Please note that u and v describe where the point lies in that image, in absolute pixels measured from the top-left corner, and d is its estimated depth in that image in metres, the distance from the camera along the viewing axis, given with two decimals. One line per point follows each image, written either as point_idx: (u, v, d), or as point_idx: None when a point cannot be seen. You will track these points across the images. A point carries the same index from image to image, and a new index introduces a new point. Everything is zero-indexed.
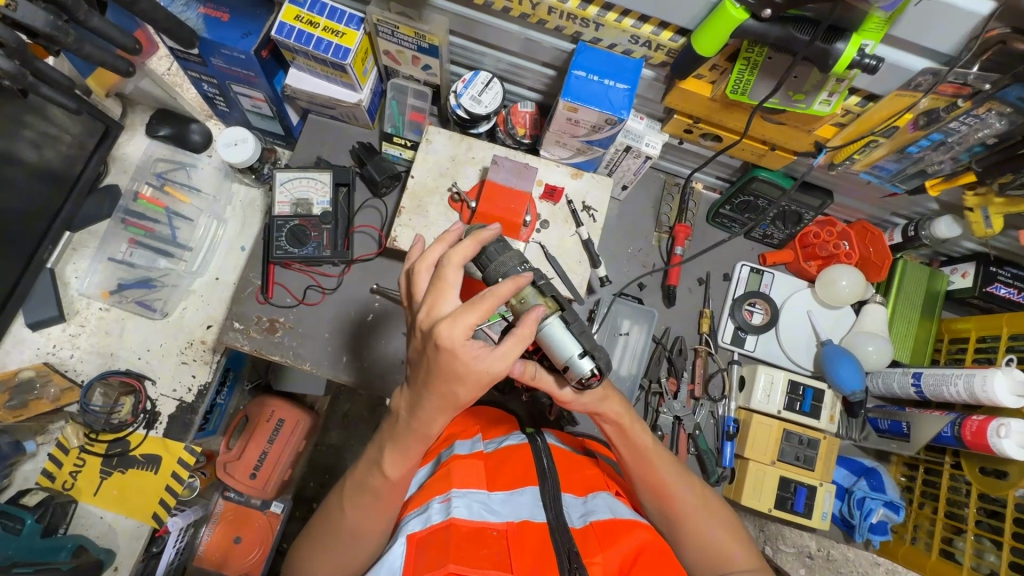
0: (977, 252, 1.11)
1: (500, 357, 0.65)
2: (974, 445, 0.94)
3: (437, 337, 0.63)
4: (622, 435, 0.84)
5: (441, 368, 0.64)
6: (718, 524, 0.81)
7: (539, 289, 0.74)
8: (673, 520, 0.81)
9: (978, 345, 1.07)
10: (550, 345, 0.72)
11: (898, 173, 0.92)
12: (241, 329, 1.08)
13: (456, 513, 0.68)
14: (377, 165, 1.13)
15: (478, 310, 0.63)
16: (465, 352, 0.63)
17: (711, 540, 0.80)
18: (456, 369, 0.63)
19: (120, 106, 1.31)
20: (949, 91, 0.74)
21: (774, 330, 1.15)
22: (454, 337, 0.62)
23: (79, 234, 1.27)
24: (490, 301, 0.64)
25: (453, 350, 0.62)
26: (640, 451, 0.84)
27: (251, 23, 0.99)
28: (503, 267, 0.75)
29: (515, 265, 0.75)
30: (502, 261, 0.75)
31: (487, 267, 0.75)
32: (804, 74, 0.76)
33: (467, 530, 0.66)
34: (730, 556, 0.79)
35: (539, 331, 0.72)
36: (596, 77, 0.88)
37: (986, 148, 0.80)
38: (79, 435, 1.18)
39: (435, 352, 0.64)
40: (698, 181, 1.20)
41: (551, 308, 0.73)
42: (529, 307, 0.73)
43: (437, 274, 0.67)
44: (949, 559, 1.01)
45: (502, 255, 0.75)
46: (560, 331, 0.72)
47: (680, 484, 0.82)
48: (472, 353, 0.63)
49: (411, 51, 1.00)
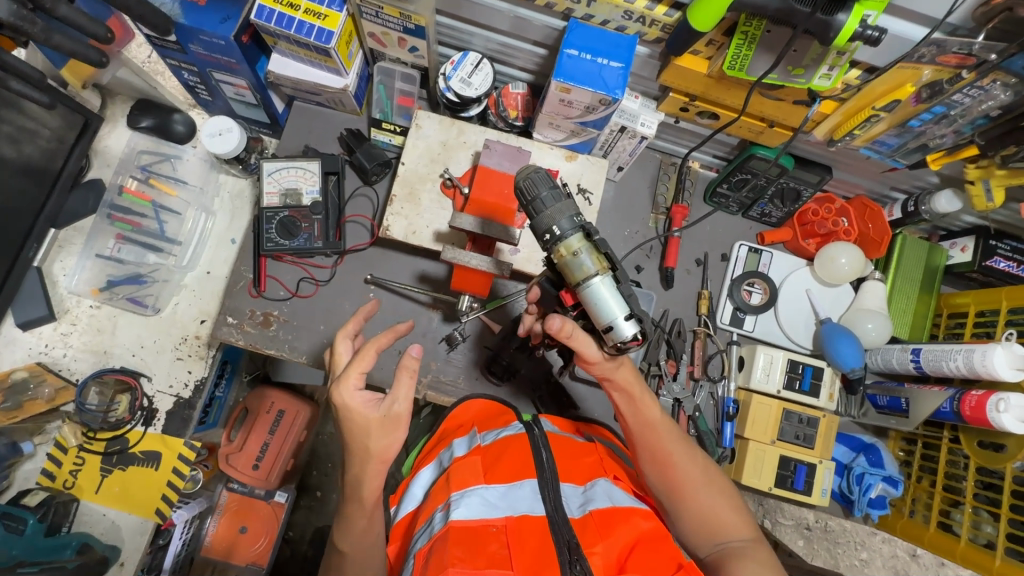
0: (977, 226, 1.10)
1: (391, 401, 0.76)
2: (973, 419, 0.94)
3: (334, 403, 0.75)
4: (631, 402, 0.83)
5: (346, 424, 0.75)
6: (720, 497, 0.80)
7: (594, 243, 0.71)
8: (672, 493, 0.80)
9: (977, 320, 1.07)
10: (594, 306, 0.71)
11: (899, 147, 0.89)
12: (234, 324, 1.06)
13: (456, 516, 0.67)
14: (366, 152, 1.10)
15: (357, 368, 0.75)
16: (364, 410, 0.74)
17: (711, 512, 0.78)
18: (360, 424, 0.74)
19: (100, 98, 1.27)
20: (953, 62, 0.72)
21: (773, 309, 1.14)
22: (345, 399, 0.74)
23: (64, 231, 1.24)
24: (370, 351, 0.77)
25: (351, 409, 0.74)
26: (648, 422, 0.82)
27: (229, 7, 0.95)
28: (558, 217, 0.69)
29: (568, 215, 0.70)
30: (556, 211, 0.70)
31: (541, 212, 0.70)
32: (805, 48, 0.74)
33: (467, 530, 0.66)
34: (729, 528, 0.78)
35: (583, 288, 0.70)
36: (589, 55, 0.85)
37: (990, 121, 0.78)
38: (78, 434, 1.17)
39: (339, 412, 0.75)
40: (695, 160, 1.18)
41: (602, 267, 0.70)
42: (580, 261, 0.70)
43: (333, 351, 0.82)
44: (947, 531, 1.02)
45: (555, 205, 0.70)
46: (607, 293, 0.70)
47: (684, 458, 0.80)
48: (360, 402, 0.74)
49: (397, 32, 0.96)
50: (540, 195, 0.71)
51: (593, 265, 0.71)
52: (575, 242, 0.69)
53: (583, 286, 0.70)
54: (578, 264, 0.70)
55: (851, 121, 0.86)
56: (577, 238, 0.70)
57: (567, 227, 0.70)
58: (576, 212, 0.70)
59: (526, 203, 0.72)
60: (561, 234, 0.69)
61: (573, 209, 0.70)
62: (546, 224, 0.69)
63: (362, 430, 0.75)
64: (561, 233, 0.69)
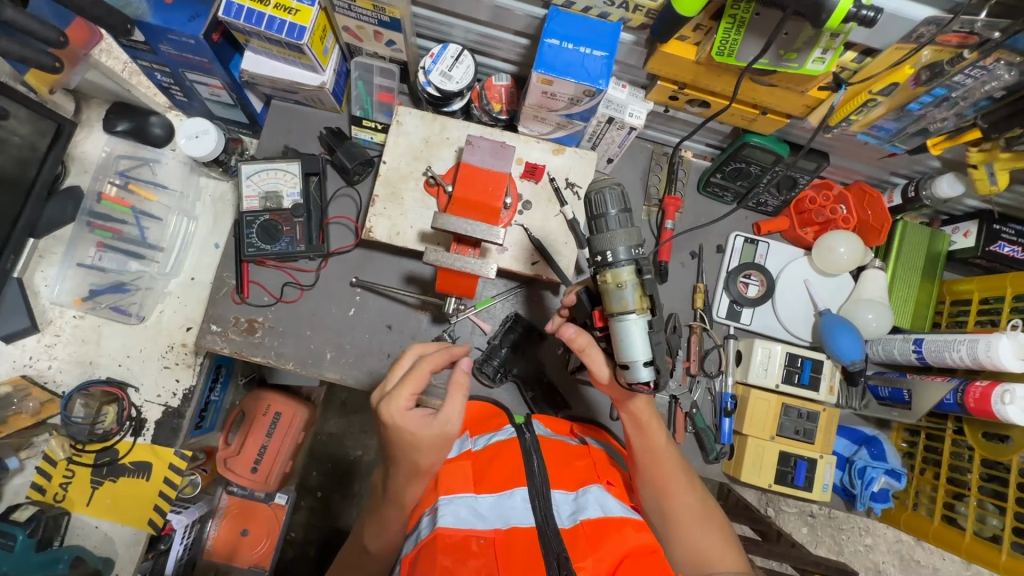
0: (980, 210, 1.06)
1: (444, 419, 0.71)
2: (978, 411, 0.92)
3: (381, 415, 0.72)
4: (637, 428, 0.83)
5: (395, 441, 0.71)
6: (713, 528, 0.78)
7: (644, 282, 0.70)
8: (667, 518, 0.79)
9: (981, 307, 1.04)
10: (623, 340, 0.72)
11: (898, 132, 0.86)
12: (218, 332, 1.04)
13: (444, 523, 0.65)
14: (346, 151, 1.07)
15: (412, 382, 0.73)
16: (412, 425, 0.70)
17: (703, 540, 0.76)
18: (407, 439, 0.70)
19: (73, 102, 1.24)
20: (953, 41, 0.68)
21: (771, 301, 1.11)
22: (393, 411, 0.71)
23: (43, 241, 1.21)
24: (423, 371, 0.74)
25: (398, 424, 0.70)
26: (652, 449, 0.83)
27: (197, 4, 0.91)
28: (617, 243, 0.69)
29: (624, 246, 0.70)
30: (615, 236, 0.69)
31: (601, 232, 0.70)
32: (796, 30, 0.70)
33: (453, 539, 0.64)
34: (719, 558, 0.75)
35: (615, 320, 0.72)
36: (571, 45, 0.81)
37: (993, 102, 0.75)
38: (66, 447, 1.16)
39: (389, 428, 0.71)
40: (688, 149, 1.14)
41: (641, 307, 0.71)
42: (622, 295, 0.70)
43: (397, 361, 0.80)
44: (951, 524, 1.00)
45: (619, 229, 0.70)
46: (638, 332, 0.71)
47: (682, 488, 0.80)
48: (411, 416, 0.71)
49: (373, 25, 0.93)
50: (606, 214, 0.70)
51: (633, 302, 0.71)
52: (623, 275, 0.69)
53: (617, 319, 0.71)
54: (624, 294, 0.70)
55: (847, 106, 0.82)
56: (627, 269, 0.70)
57: (620, 257, 0.70)
58: (633, 243, 0.70)
59: (589, 218, 0.71)
60: (614, 261, 0.70)
61: (631, 238, 0.70)
62: (600, 247, 0.70)
63: (410, 444, 0.71)
64: (612, 260, 0.70)
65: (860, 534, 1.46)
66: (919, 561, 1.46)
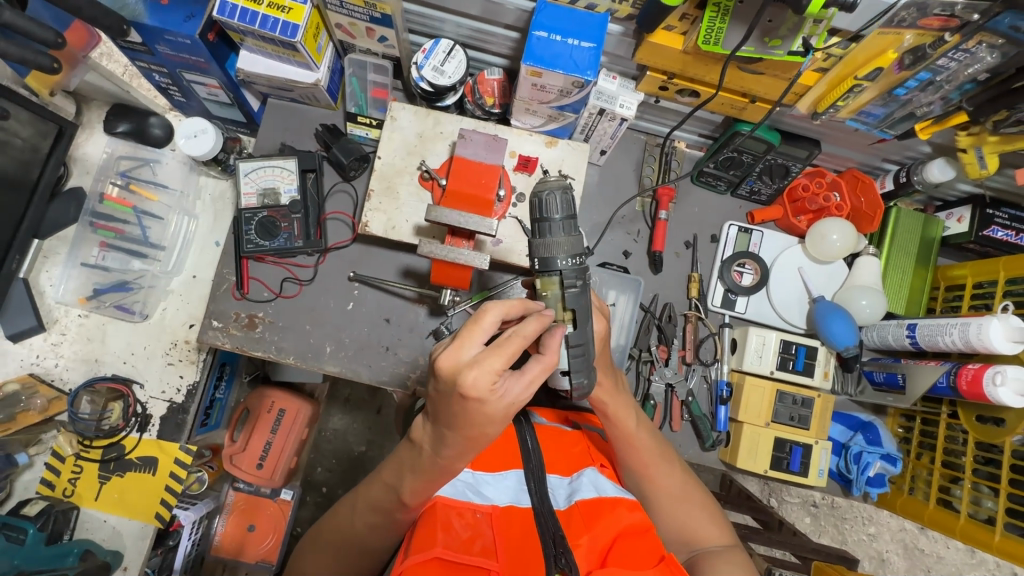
0: (973, 195, 1.07)
1: (530, 383, 0.65)
2: (971, 394, 0.92)
3: (463, 387, 0.60)
4: (610, 420, 0.81)
5: (468, 412, 0.62)
6: (698, 508, 0.81)
7: (568, 293, 0.70)
8: (650, 502, 0.81)
9: (974, 292, 1.04)
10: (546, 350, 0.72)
11: (886, 117, 0.86)
12: (220, 328, 1.06)
13: (443, 493, 0.69)
14: (342, 147, 1.09)
15: (502, 353, 0.61)
16: (493, 398, 0.62)
17: (687, 522, 0.80)
18: (485, 413, 0.62)
19: (74, 104, 1.25)
20: (936, 24, 0.69)
21: (765, 289, 1.12)
22: (479, 384, 0.60)
23: (48, 241, 1.23)
24: (517, 337, 0.62)
25: (480, 397, 0.61)
26: (627, 438, 0.81)
27: (192, 5, 0.92)
28: (552, 251, 0.69)
29: (560, 257, 0.69)
30: (554, 244, 0.69)
31: (536, 238, 0.70)
32: (778, 17, 0.71)
33: (450, 506, 0.67)
34: (704, 536, 0.79)
35: None
36: (560, 37, 0.82)
37: (978, 85, 0.75)
38: (73, 443, 1.18)
39: (464, 400, 0.61)
40: (681, 140, 1.15)
41: (564, 319, 0.70)
42: (550, 302, 0.71)
43: (474, 313, 0.64)
44: (947, 507, 1.01)
45: (558, 237, 0.69)
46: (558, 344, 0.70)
47: (663, 473, 0.81)
48: (496, 391, 0.62)
49: (365, 22, 0.94)
50: (551, 219, 0.69)
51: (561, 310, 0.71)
52: (551, 282, 0.70)
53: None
54: (551, 303, 0.71)
55: (835, 92, 0.83)
56: (557, 279, 0.70)
57: (552, 265, 0.69)
58: (574, 254, 0.69)
59: (534, 220, 0.70)
60: (545, 269, 0.69)
61: (572, 248, 0.69)
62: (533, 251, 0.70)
63: (480, 413, 0.63)
64: (544, 267, 0.69)
65: (863, 523, 1.46)
66: (923, 548, 1.47)
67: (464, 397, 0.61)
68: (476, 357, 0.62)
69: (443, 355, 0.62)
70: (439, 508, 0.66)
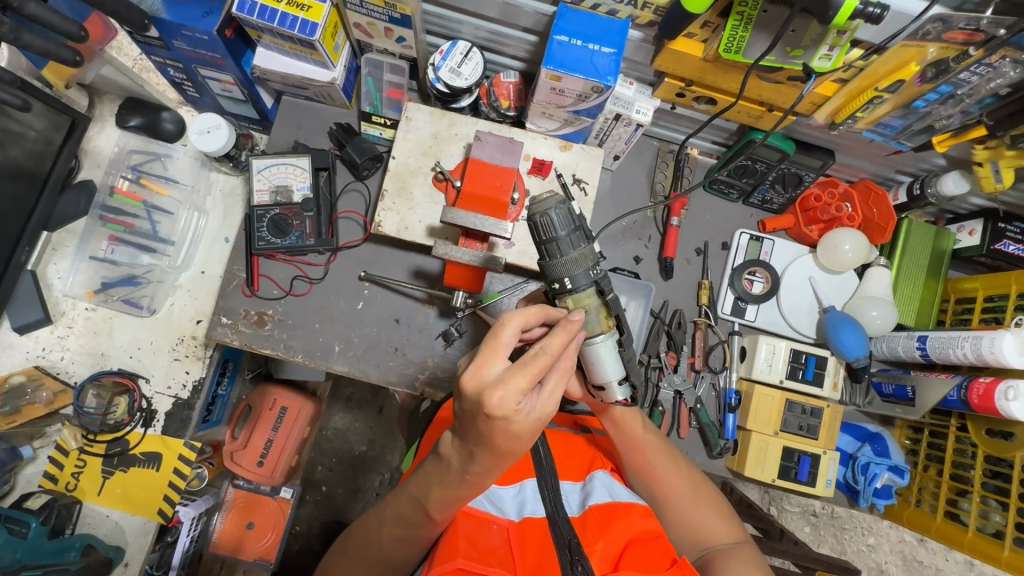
0: (985, 208, 1.07)
1: (550, 394, 0.64)
2: (982, 408, 0.92)
3: (490, 409, 0.59)
4: (616, 425, 0.83)
5: (496, 433, 0.61)
6: (705, 504, 0.80)
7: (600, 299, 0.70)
8: (657, 501, 0.81)
9: (985, 305, 1.04)
10: (593, 363, 0.72)
11: (903, 129, 0.86)
12: (229, 324, 1.05)
13: (471, 504, 0.72)
14: (356, 147, 1.08)
15: (526, 372, 0.60)
16: (517, 416, 0.61)
17: (694, 518, 0.79)
18: (512, 432, 0.61)
19: (87, 97, 1.25)
20: (960, 38, 0.69)
21: (776, 298, 1.12)
22: (505, 405, 0.59)
23: (57, 233, 1.23)
24: (542, 353, 0.61)
25: (506, 417, 0.59)
26: (631, 439, 0.84)
27: (211, 1, 0.92)
28: (572, 269, 0.68)
29: (583, 273, 0.68)
30: (571, 262, 0.68)
31: (555, 263, 0.68)
32: (803, 28, 0.71)
33: (474, 518, 0.70)
34: (710, 533, 0.78)
35: (584, 347, 0.71)
36: (580, 41, 0.82)
37: (998, 100, 0.76)
38: (78, 437, 1.17)
39: (490, 422, 0.60)
40: (693, 147, 1.15)
41: (607, 327, 0.71)
42: (587, 320, 0.70)
43: (494, 329, 0.63)
44: (954, 520, 1.01)
45: (571, 254, 0.67)
46: (608, 354, 0.71)
47: (669, 471, 0.81)
48: (521, 410, 0.61)
49: (384, 22, 0.94)
50: (557, 238, 0.67)
51: (598, 324, 0.71)
52: (586, 298, 0.69)
53: (584, 343, 0.71)
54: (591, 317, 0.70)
55: (854, 103, 0.83)
56: (590, 292, 0.70)
57: (580, 282, 0.69)
58: (593, 263, 0.69)
59: (541, 243, 0.68)
60: (575, 287, 0.69)
61: (588, 258, 0.68)
62: (558, 272, 0.68)
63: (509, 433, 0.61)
64: (573, 287, 0.69)
65: (863, 534, 1.46)
66: (922, 560, 1.47)
67: (491, 419, 0.60)
68: (500, 375, 0.60)
69: (465, 372, 0.61)
70: (462, 521, 0.68)
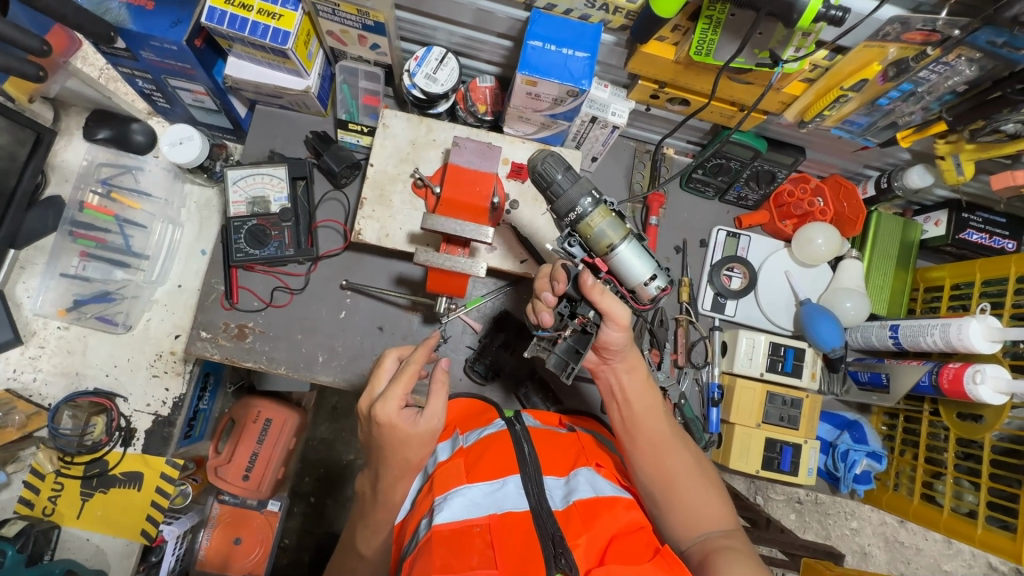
0: (949, 199, 1.11)
1: (430, 416, 0.75)
2: (952, 392, 0.96)
3: (377, 418, 0.73)
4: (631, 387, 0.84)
5: (389, 440, 0.74)
6: (709, 488, 0.79)
7: (608, 219, 0.79)
8: (665, 480, 0.79)
9: (952, 293, 1.08)
10: (624, 267, 0.81)
11: (869, 126, 0.90)
12: (209, 339, 1.04)
13: (440, 520, 0.66)
14: (333, 155, 1.07)
15: (401, 382, 0.75)
16: (403, 422, 0.73)
17: (699, 500, 0.78)
18: (398, 439, 0.74)
19: (52, 110, 1.23)
20: (918, 38, 0.72)
21: (754, 293, 1.14)
22: (387, 411, 0.73)
23: (25, 251, 1.20)
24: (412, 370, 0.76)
25: (391, 422, 0.73)
26: (646, 411, 0.83)
27: (179, 10, 0.90)
28: (576, 196, 0.79)
29: (582, 199, 0.78)
30: (572, 191, 0.78)
31: (561, 193, 0.79)
32: (769, 30, 0.74)
33: (451, 532, 0.65)
34: (714, 516, 0.77)
35: (612, 255, 0.80)
36: (554, 46, 0.84)
37: (956, 96, 0.79)
38: (54, 459, 1.14)
39: (382, 432, 0.74)
40: (669, 147, 1.17)
41: (625, 234, 0.80)
42: (604, 231, 0.79)
43: (376, 363, 0.81)
44: (930, 502, 1.04)
45: (571, 187, 0.79)
46: (634, 253, 0.80)
47: (679, 450, 0.81)
48: (406, 418, 0.73)
49: (357, 30, 0.94)
50: (555, 180, 0.79)
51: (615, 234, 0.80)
52: (600, 212, 0.79)
53: (610, 252, 0.80)
54: (607, 229, 0.79)
55: (822, 101, 0.86)
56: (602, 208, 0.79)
57: (585, 207, 0.79)
58: (589, 193, 0.79)
59: (544, 189, 0.80)
60: (583, 212, 0.79)
61: (585, 189, 0.79)
62: (567, 203, 0.78)
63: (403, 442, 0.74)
64: (581, 211, 0.78)
65: (845, 518, 1.50)
66: (903, 541, 1.51)
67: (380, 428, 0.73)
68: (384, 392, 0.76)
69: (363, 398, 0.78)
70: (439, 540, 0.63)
